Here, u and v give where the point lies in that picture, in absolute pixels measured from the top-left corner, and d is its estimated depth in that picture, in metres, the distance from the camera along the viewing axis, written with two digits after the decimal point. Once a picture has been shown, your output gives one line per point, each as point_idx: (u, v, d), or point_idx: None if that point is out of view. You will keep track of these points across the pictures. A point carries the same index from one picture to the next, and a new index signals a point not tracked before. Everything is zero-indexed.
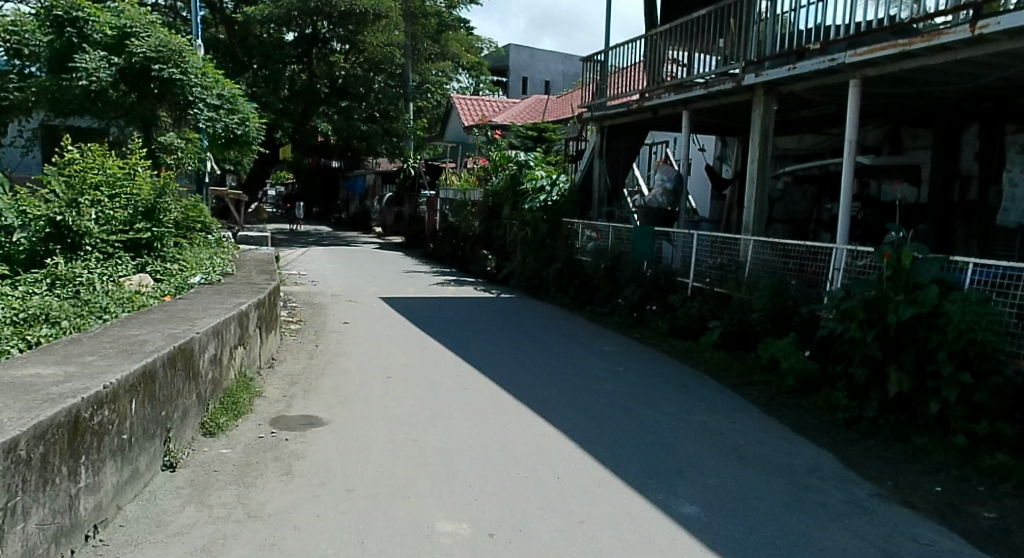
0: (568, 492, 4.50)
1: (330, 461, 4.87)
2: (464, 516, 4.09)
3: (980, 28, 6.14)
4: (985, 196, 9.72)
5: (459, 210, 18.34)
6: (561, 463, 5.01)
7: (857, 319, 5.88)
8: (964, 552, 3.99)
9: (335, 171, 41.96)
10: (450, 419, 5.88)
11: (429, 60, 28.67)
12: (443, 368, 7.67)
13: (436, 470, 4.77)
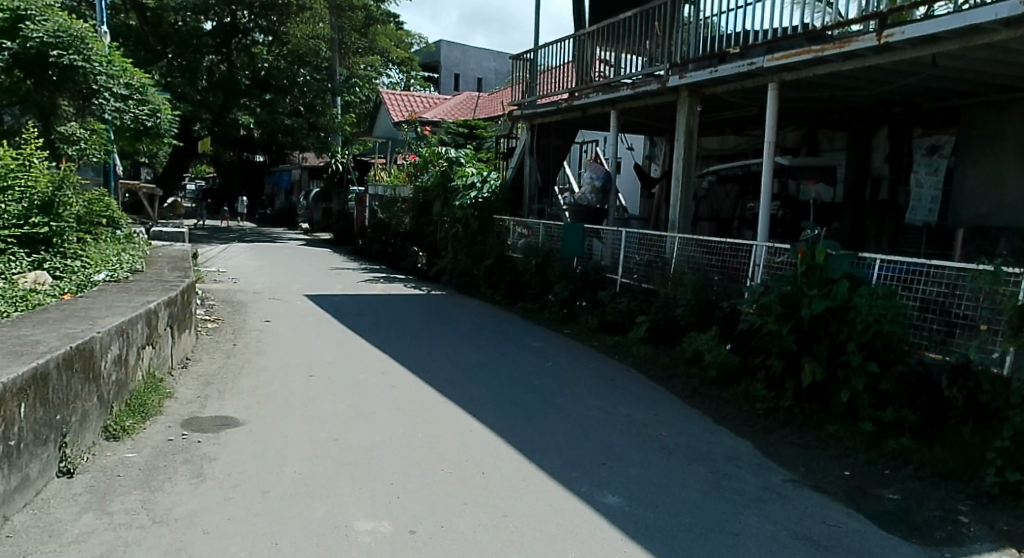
0: (491, 487, 4.57)
1: (244, 462, 4.81)
2: (385, 514, 4.10)
3: (886, 37, 6.49)
4: (894, 196, 10.27)
5: (389, 206, 18.22)
6: (486, 458, 5.08)
7: (774, 313, 6.14)
8: (867, 532, 4.23)
9: (259, 166, 41.04)
10: (374, 417, 5.88)
11: (357, 53, 28.56)
12: (370, 365, 7.64)
13: (358, 468, 4.76)
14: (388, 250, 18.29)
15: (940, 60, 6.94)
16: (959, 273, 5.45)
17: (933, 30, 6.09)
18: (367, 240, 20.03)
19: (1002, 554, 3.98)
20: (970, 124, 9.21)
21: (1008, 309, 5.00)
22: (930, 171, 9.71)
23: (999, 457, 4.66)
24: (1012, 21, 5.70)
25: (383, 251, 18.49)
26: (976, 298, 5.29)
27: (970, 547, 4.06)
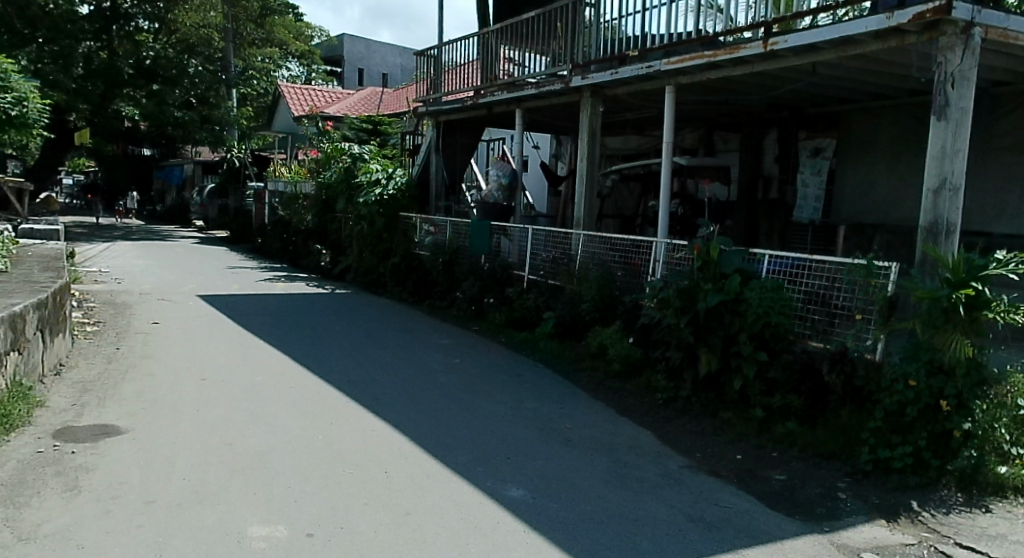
0: (393, 485, 4.60)
1: (125, 472, 4.66)
2: (280, 519, 4.07)
3: (771, 45, 6.87)
4: (783, 195, 10.84)
5: (290, 203, 17.81)
6: (388, 456, 5.10)
7: (672, 307, 6.40)
8: (756, 511, 4.50)
9: (147, 160, 39.21)
10: (272, 419, 5.80)
11: (253, 44, 27.82)
12: (268, 367, 7.50)
13: (252, 473, 4.69)
14: (290, 248, 17.90)
15: (821, 68, 7.41)
16: (838, 267, 5.82)
17: (813, 39, 6.50)
18: (267, 238, 19.51)
19: (874, 526, 4.33)
20: (848, 128, 9.84)
21: (879, 300, 5.44)
22: (815, 172, 10.30)
23: (872, 437, 5.04)
24: (882, 33, 6.17)
25: (285, 250, 18.08)
26: (852, 290, 5.69)
27: (846, 521, 4.40)
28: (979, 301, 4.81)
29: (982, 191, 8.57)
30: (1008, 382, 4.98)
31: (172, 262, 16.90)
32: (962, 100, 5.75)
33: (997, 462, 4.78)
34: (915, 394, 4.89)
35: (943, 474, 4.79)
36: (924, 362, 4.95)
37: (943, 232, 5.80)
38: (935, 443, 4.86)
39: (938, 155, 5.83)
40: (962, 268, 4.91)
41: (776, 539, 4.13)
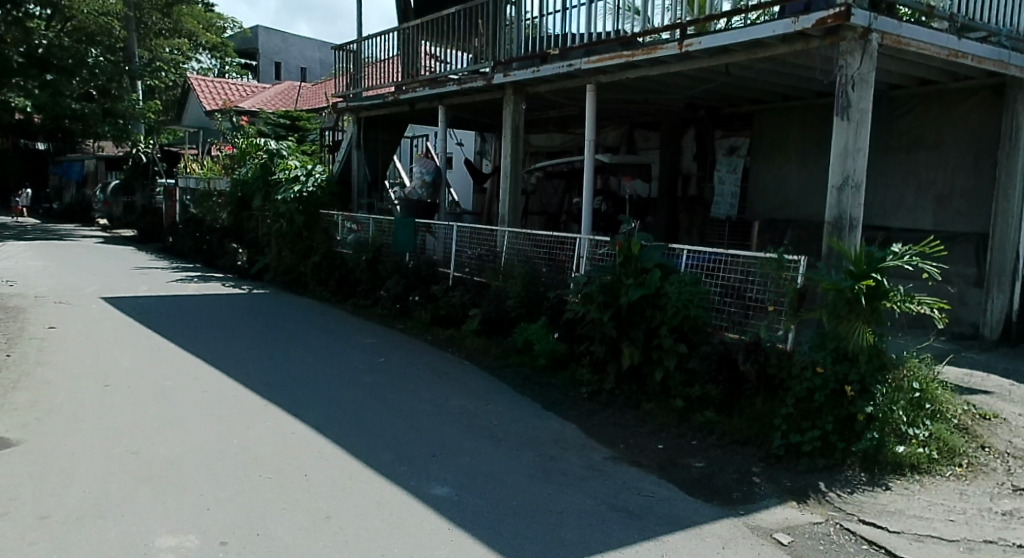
0: (313, 489, 4.54)
1: (18, 487, 4.44)
2: (191, 528, 3.97)
3: (687, 46, 7.09)
4: (701, 192, 11.16)
5: (203, 201, 17.29)
6: (308, 460, 5.03)
7: (595, 302, 6.53)
8: (676, 498, 4.66)
9: (41, 155, 37.32)
10: (182, 425, 5.64)
11: (162, 36, 27.78)
12: (179, 371, 7.27)
13: (160, 482, 4.56)
14: (203, 247, 17.36)
15: (734, 69, 7.68)
16: (751, 261, 6.05)
17: (725, 42, 6.74)
18: (178, 237, 18.89)
19: (786, 508, 4.55)
20: (761, 127, 10.22)
21: (789, 292, 5.69)
22: (730, 170, 10.65)
23: (785, 423, 5.27)
24: (789, 37, 6.44)
25: (198, 249, 17.52)
26: (764, 283, 5.94)
27: (761, 504, 4.60)
28: (879, 292, 5.10)
29: (883, 188, 9.04)
30: (905, 368, 5.29)
31: (72, 262, 16.34)
32: (862, 101, 6.07)
33: (896, 443, 5.07)
34: (823, 381, 5.14)
35: (849, 456, 5.04)
36: (831, 351, 5.21)
37: (847, 227, 6.11)
38: (841, 427, 5.12)
39: (842, 154, 6.14)
40: (863, 261, 5.19)
41: (695, 524, 4.29)
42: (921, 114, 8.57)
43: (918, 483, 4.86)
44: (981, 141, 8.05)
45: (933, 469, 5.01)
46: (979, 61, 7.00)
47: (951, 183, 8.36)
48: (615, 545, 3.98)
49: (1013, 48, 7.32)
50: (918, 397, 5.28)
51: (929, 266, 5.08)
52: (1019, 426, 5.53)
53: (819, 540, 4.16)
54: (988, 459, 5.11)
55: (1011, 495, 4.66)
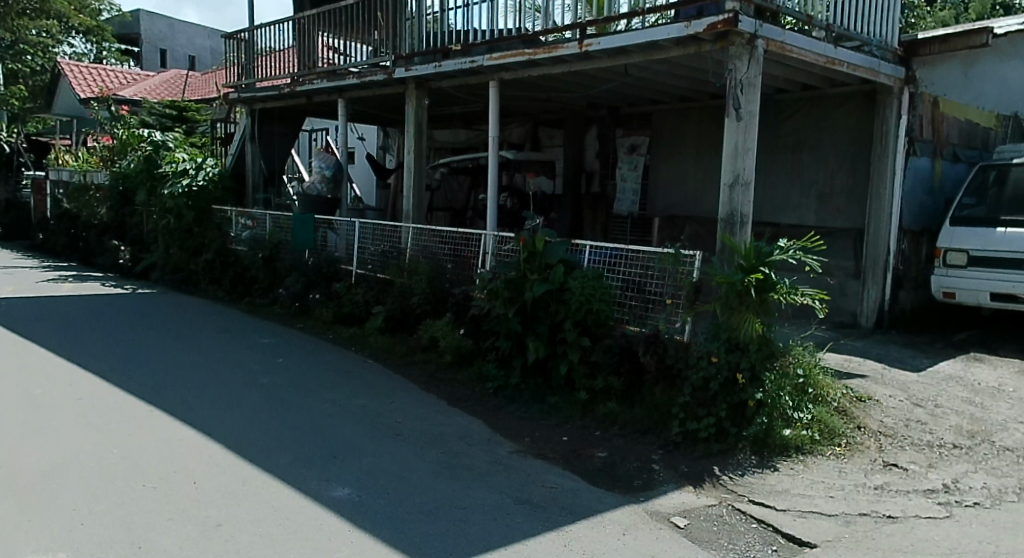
0: (202, 497, 4.41)
1: None
2: (64, 545, 3.78)
3: (586, 46, 7.25)
4: (604, 189, 11.42)
5: (79, 195, 16.32)
6: (197, 466, 4.87)
7: (501, 298, 6.59)
8: (578, 488, 4.78)
9: None
10: (54, 436, 5.33)
11: (25, 15, 24.96)
12: (53, 377, 6.87)
13: (29, 498, 4.31)
14: (80, 244, 16.36)
15: (633, 70, 7.92)
16: (651, 256, 6.27)
17: (623, 43, 6.93)
18: (50, 233, 17.72)
19: (683, 493, 4.75)
20: (658, 127, 10.57)
21: (686, 285, 5.95)
22: (631, 168, 10.95)
23: (682, 411, 5.49)
24: (683, 40, 6.71)
25: (75, 247, 16.49)
26: (663, 277, 6.17)
27: (659, 490, 4.78)
28: (767, 285, 5.39)
29: (770, 186, 9.52)
30: (789, 355, 5.61)
31: None
32: (750, 103, 6.40)
33: (783, 426, 5.37)
34: (717, 370, 5.40)
35: (740, 440, 5.31)
36: (724, 341, 5.47)
37: (738, 223, 6.42)
38: (733, 413, 5.39)
39: (732, 153, 6.46)
40: (752, 255, 5.47)
41: (598, 513, 4.42)
42: (804, 116, 9.09)
43: (802, 463, 5.17)
44: (858, 143, 8.59)
45: (815, 450, 5.33)
46: (853, 68, 7.49)
47: (832, 182, 8.89)
48: (520, 538, 4.06)
49: (883, 57, 7.86)
50: (802, 382, 5.61)
51: (811, 260, 5.40)
52: (891, 407, 5.96)
53: (714, 521, 4.38)
54: (864, 438, 5.49)
55: (883, 470, 5.04)
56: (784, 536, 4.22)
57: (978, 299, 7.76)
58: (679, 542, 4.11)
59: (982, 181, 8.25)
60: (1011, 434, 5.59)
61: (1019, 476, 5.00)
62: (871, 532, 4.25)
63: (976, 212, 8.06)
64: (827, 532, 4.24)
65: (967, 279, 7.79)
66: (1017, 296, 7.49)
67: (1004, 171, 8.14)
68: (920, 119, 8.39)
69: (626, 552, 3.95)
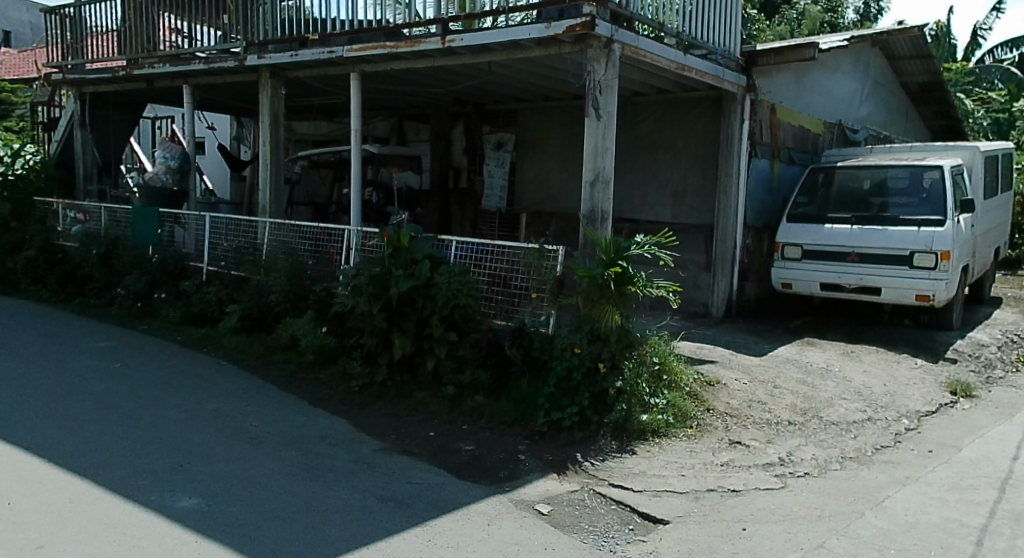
0: (21, 518, 4.02)
1: None
2: None
3: (450, 42, 7.26)
4: (472, 184, 11.50)
5: None
6: (17, 485, 4.45)
7: (365, 294, 6.42)
8: (444, 483, 4.81)
9: None
10: None
11: None
12: None
13: None
14: None
15: (495, 68, 8.02)
16: (516, 251, 6.37)
17: (485, 41, 7.00)
18: None
19: (547, 480, 4.89)
20: (523, 124, 10.77)
21: (550, 280, 6.11)
22: (498, 164, 11.05)
23: (547, 402, 5.62)
24: (544, 41, 6.87)
25: None
26: (528, 271, 6.29)
27: (524, 480, 4.90)
28: (625, 278, 5.63)
29: (627, 185, 9.94)
30: (645, 344, 5.90)
31: None
32: (608, 104, 6.68)
33: (640, 412, 5.63)
34: (580, 360, 5.59)
35: (601, 427, 5.52)
36: (586, 332, 5.67)
37: (599, 219, 6.68)
38: (594, 401, 5.59)
39: (592, 153, 6.70)
40: (611, 250, 5.70)
41: (462, 506, 4.46)
42: (659, 118, 9.54)
43: (658, 445, 5.44)
44: (707, 145, 9.15)
45: (670, 433, 5.62)
46: (700, 75, 7.97)
47: (685, 182, 9.41)
48: (383, 536, 4.02)
49: (726, 65, 8.40)
50: (657, 369, 5.91)
51: (664, 254, 5.69)
52: (736, 390, 6.38)
53: (576, 506, 4.54)
54: (712, 419, 5.85)
55: (728, 448, 5.42)
56: (641, 515, 4.45)
57: (810, 289, 8.47)
58: (543, 528, 4.22)
59: (813, 182, 9.04)
60: (836, 409, 6.18)
61: (842, 447, 5.55)
62: (718, 506, 4.57)
63: (808, 210, 8.81)
64: (679, 509, 4.51)
65: (802, 272, 8.49)
66: (842, 286, 8.27)
67: (831, 173, 8.99)
68: (760, 124, 9.05)
69: (492, 542, 4.01)
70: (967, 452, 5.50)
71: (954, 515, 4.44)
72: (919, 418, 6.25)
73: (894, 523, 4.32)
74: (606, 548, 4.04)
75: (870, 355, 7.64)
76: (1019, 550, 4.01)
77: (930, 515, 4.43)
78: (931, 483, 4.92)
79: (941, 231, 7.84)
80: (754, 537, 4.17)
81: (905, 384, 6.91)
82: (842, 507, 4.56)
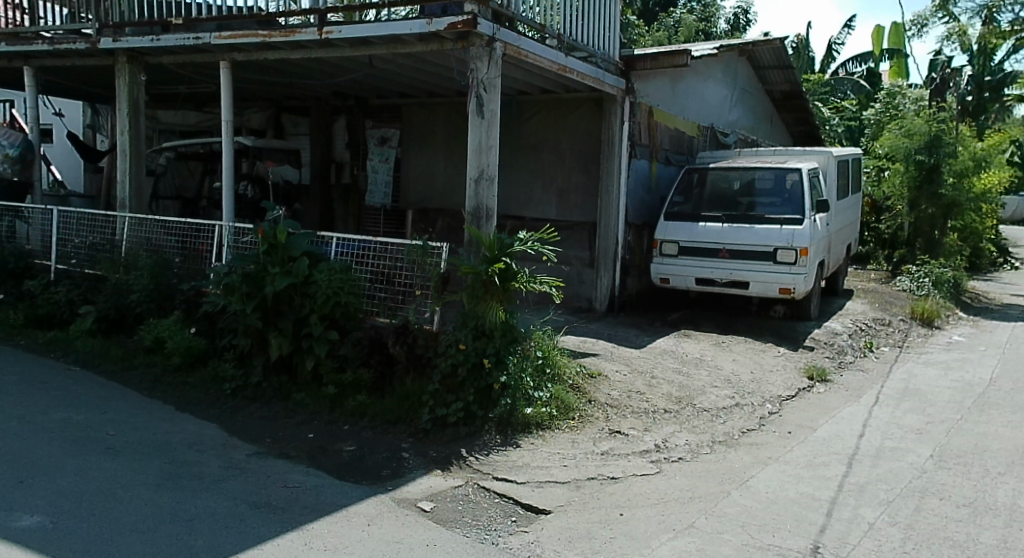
0: None
1: None
2: None
3: (327, 33, 6.95)
4: (355, 179, 11.24)
5: None
6: None
7: (237, 293, 6.07)
8: (322, 485, 4.61)
9: None
10: None
11: None
12: None
13: None
14: None
15: (376, 62, 7.83)
16: (400, 248, 6.20)
17: (364, 34, 6.79)
18: None
19: (431, 477, 4.79)
20: (407, 120, 10.62)
21: (434, 276, 5.98)
22: (382, 160, 10.89)
23: (431, 398, 5.51)
24: (425, 36, 6.76)
25: None
26: (412, 268, 6.14)
27: (407, 477, 4.78)
28: (509, 273, 5.61)
29: (512, 182, 9.98)
30: (529, 339, 5.90)
31: None
32: (492, 102, 6.65)
33: (525, 405, 5.62)
34: (465, 356, 5.53)
35: (487, 422, 5.46)
36: (471, 328, 5.60)
37: (483, 216, 6.65)
38: (479, 396, 5.53)
39: (476, 150, 6.66)
40: (495, 246, 5.67)
41: (340, 507, 4.28)
42: (542, 117, 9.63)
43: (542, 438, 5.45)
44: (590, 144, 9.33)
45: (554, 425, 5.64)
46: (581, 77, 8.08)
47: (568, 180, 9.55)
48: (254, 543, 3.79)
49: (607, 68, 8.56)
50: (541, 363, 5.92)
51: (548, 250, 5.71)
52: (615, 381, 6.49)
53: (459, 501, 4.46)
54: (594, 410, 5.92)
55: (608, 438, 5.49)
56: (523, 506, 4.43)
57: (686, 283, 8.78)
58: (425, 524, 4.12)
59: (688, 182, 9.38)
60: (708, 396, 6.42)
61: (712, 431, 5.76)
62: (598, 494, 4.61)
63: (684, 209, 9.13)
64: (560, 499, 4.51)
65: (678, 267, 8.77)
66: (715, 281, 8.62)
67: (704, 174, 9.34)
68: (639, 126, 9.31)
69: (372, 542, 3.87)
70: (822, 432, 5.83)
71: (807, 490, 4.68)
72: (781, 402, 6.59)
73: (757, 500, 4.50)
74: (488, 540, 3.98)
75: (739, 345, 8.00)
76: (862, 518, 4.27)
77: (788, 491, 4.65)
78: (789, 462, 5.18)
79: (801, 229, 8.33)
80: (631, 521, 4.24)
81: (769, 371, 7.28)
82: (712, 488, 4.72)
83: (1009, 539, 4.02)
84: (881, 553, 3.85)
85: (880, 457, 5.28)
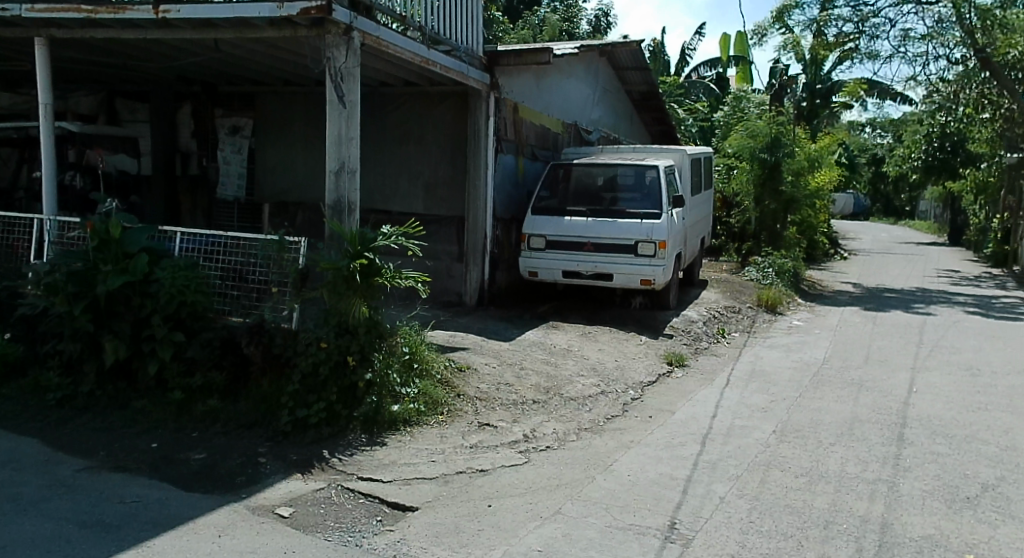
0: None
1: None
2: None
3: (163, 12, 6.43)
4: (204, 171, 10.62)
5: None
6: None
7: (63, 294, 5.48)
8: (165, 497, 4.22)
9: None
10: None
11: None
12: None
13: None
14: None
15: (222, 46, 7.35)
16: (254, 244, 5.83)
17: (206, 14, 6.31)
18: None
19: (290, 481, 4.50)
20: (263, 110, 10.12)
21: (291, 273, 5.63)
22: (234, 150, 10.36)
23: (290, 400, 5.20)
24: (275, 21, 6.36)
25: None
26: (268, 264, 5.77)
27: (264, 483, 4.47)
28: (372, 269, 5.38)
29: (375, 175, 9.71)
30: (395, 334, 5.69)
31: None
32: (351, 92, 6.37)
33: (391, 403, 5.41)
34: (327, 355, 5.25)
35: (351, 421, 5.21)
36: (333, 325, 5.33)
37: (345, 210, 6.38)
38: (343, 395, 5.28)
39: (336, 141, 6.36)
40: (357, 240, 5.42)
41: (185, 521, 3.93)
42: (405, 109, 9.42)
43: (409, 435, 5.27)
44: (455, 138, 9.22)
45: (422, 421, 5.48)
46: (444, 70, 7.95)
47: (434, 173, 9.39)
48: None
49: (470, 62, 8.47)
50: (408, 358, 5.74)
51: (413, 244, 5.52)
52: (484, 373, 6.41)
53: (319, 504, 4.21)
54: (463, 403, 5.80)
55: (477, 430, 5.40)
56: (389, 505, 4.24)
57: (554, 277, 8.83)
58: (282, 531, 3.86)
59: (553, 177, 9.45)
60: (574, 385, 6.46)
61: (578, 419, 5.79)
62: (466, 487, 4.50)
63: (549, 203, 9.19)
64: (427, 495, 4.36)
65: (545, 261, 8.81)
66: (581, 273, 8.73)
67: (569, 169, 9.42)
68: (504, 121, 9.29)
69: (221, 554, 3.57)
70: (680, 414, 6.00)
71: (666, 470, 4.77)
72: (642, 388, 6.74)
73: (619, 483, 4.54)
74: (351, 543, 3.77)
75: (604, 335, 8.14)
76: (715, 493, 4.38)
77: (648, 472, 4.72)
78: (650, 444, 5.28)
79: (658, 223, 8.60)
80: (499, 512, 4.15)
81: (632, 358, 7.44)
82: (576, 474, 4.72)
83: (842, 502, 4.25)
84: (731, 524, 3.96)
85: (729, 435, 5.48)
